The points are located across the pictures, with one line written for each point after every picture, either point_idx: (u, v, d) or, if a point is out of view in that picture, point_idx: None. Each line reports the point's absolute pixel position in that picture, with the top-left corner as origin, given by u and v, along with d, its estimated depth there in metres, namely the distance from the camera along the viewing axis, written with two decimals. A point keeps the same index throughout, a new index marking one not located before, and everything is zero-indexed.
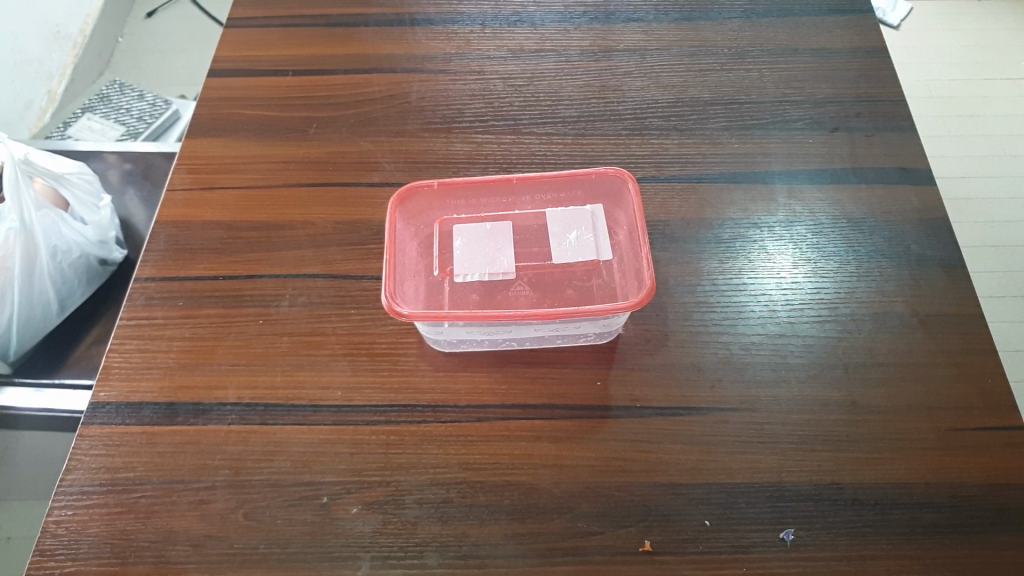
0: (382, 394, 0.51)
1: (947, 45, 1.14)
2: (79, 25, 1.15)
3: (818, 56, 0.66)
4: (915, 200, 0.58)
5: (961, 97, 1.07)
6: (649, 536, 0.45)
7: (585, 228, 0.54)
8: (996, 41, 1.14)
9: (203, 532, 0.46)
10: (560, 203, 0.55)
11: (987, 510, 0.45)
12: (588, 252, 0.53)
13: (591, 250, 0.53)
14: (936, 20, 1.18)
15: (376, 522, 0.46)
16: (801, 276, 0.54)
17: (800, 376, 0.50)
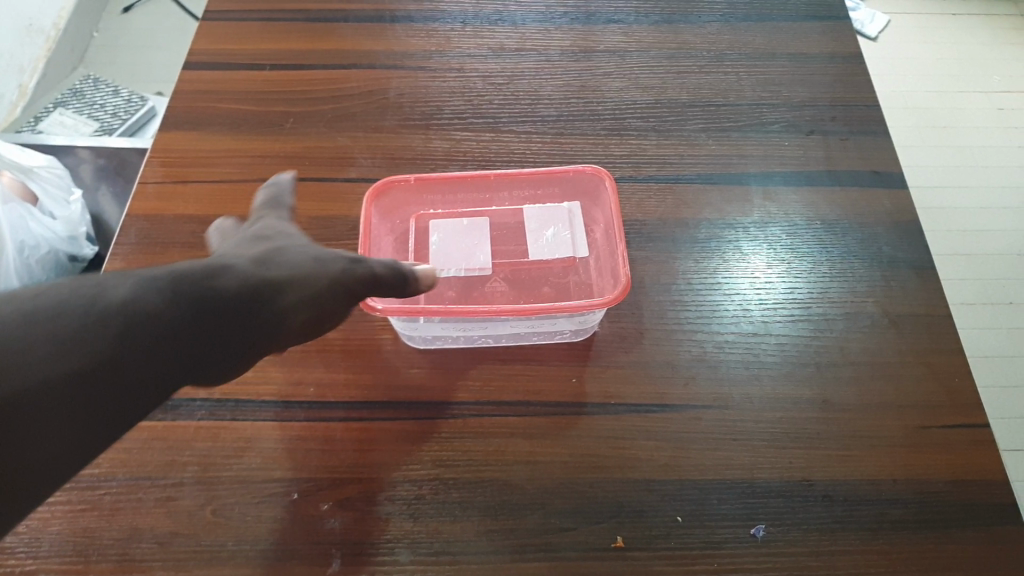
0: (356, 390, 0.50)
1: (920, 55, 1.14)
2: (53, 18, 1.11)
3: (795, 61, 0.67)
4: (888, 203, 0.58)
5: None
6: (622, 532, 0.45)
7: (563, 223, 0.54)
8: None
9: (169, 529, 0.45)
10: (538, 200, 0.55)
11: (953, 506, 0.45)
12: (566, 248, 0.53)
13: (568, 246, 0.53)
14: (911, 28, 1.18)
15: (346, 517, 0.46)
16: (775, 276, 0.55)
17: (773, 374, 0.50)
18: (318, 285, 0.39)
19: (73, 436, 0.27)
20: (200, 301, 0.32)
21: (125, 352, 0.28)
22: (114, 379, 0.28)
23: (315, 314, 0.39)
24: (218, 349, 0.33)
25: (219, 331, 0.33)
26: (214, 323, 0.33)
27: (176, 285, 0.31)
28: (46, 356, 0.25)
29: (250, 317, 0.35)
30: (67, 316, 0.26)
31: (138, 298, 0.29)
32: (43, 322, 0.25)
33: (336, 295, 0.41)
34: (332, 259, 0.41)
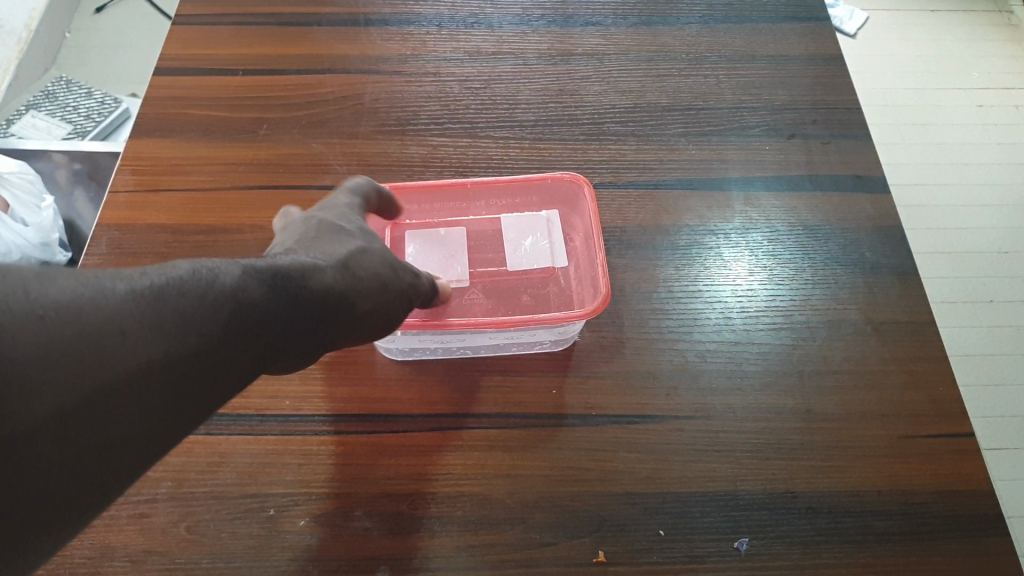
0: (332, 403, 0.49)
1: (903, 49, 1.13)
2: (23, 20, 1.09)
3: (774, 63, 0.66)
4: (869, 208, 0.58)
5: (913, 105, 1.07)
6: (603, 547, 0.44)
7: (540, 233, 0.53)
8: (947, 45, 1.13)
9: (143, 547, 0.45)
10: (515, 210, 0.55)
11: (936, 516, 0.45)
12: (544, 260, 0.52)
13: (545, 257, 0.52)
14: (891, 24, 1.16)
15: (323, 534, 0.45)
16: (756, 283, 0.54)
17: (756, 384, 0.50)
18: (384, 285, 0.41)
19: (179, 409, 0.28)
20: (286, 291, 0.33)
21: (224, 337, 0.29)
22: (211, 366, 0.29)
23: (382, 314, 0.41)
24: (304, 337, 0.34)
25: (305, 319, 0.34)
26: (302, 311, 0.34)
27: (265, 274, 0.33)
28: (154, 334, 0.26)
29: (331, 309, 0.36)
30: (171, 305, 0.27)
31: (234, 285, 0.31)
32: (151, 308, 0.27)
33: (396, 303, 0.42)
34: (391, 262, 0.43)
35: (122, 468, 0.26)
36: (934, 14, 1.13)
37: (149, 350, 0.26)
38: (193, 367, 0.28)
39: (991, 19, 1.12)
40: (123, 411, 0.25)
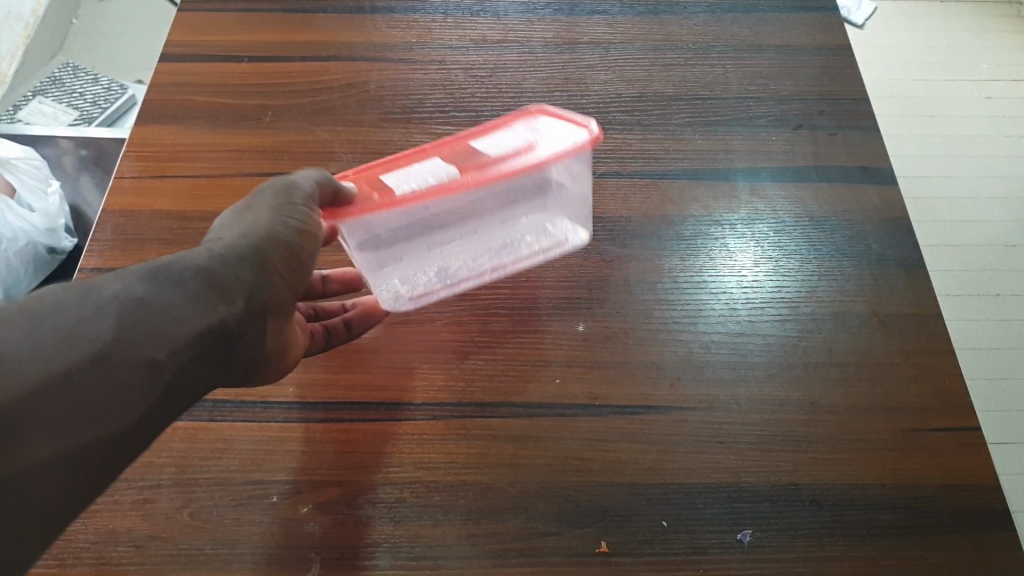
0: (336, 391, 0.49)
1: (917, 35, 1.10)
2: (32, 5, 1.09)
3: (782, 53, 0.66)
4: (876, 199, 0.58)
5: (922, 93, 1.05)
6: (606, 538, 0.44)
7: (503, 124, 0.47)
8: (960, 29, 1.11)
9: (146, 532, 0.45)
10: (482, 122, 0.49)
11: (940, 511, 0.45)
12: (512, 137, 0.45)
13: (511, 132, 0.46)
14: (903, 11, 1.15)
15: (326, 522, 0.45)
16: (762, 274, 0.54)
17: (760, 375, 0.50)
18: (282, 229, 0.39)
19: (100, 410, 0.29)
20: (195, 271, 0.35)
21: (121, 332, 0.30)
22: (134, 368, 0.30)
23: (295, 255, 0.39)
24: (224, 311, 0.35)
25: (228, 292, 0.35)
26: (228, 284, 0.36)
27: (163, 265, 0.34)
28: (34, 353, 0.28)
29: (245, 271, 0.37)
30: (54, 322, 0.29)
31: (126, 287, 0.32)
32: (31, 332, 0.28)
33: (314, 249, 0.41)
34: (281, 197, 0.40)
35: (54, 475, 0.28)
36: (943, 5, 1.13)
37: (52, 367, 0.28)
38: (106, 371, 0.30)
39: (1000, 11, 1.12)
40: (43, 427, 0.28)
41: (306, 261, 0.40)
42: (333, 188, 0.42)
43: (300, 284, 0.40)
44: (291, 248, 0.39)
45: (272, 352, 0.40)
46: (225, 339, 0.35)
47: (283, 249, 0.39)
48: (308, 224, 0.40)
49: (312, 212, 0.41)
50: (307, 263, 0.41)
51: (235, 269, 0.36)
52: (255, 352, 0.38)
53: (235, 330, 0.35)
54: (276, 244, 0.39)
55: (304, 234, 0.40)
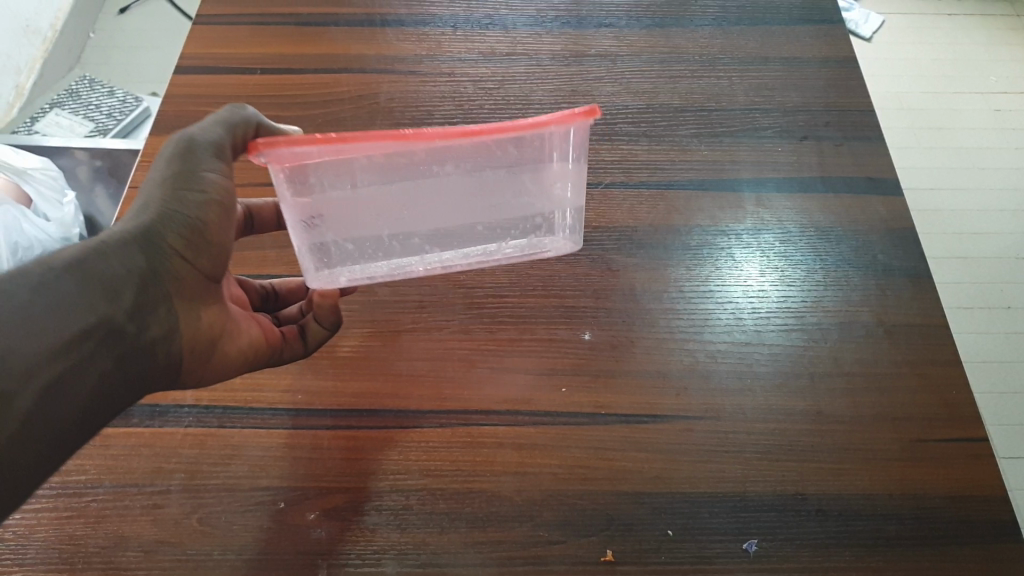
0: (344, 398, 0.50)
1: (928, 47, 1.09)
2: (50, 20, 1.09)
3: (788, 65, 0.66)
4: (882, 210, 0.58)
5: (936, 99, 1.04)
6: (611, 546, 0.44)
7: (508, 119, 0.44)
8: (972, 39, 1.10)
9: (155, 537, 0.45)
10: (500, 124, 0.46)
11: (948, 522, 0.45)
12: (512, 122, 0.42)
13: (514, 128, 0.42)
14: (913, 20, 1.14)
15: (333, 528, 0.45)
16: (768, 284, 0.54)
17: (766, 385, 0.50)
18: (173, 203, 0.39)
19: None
20: (56, 271, 0.35)
21: None
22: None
23: (194, 229, 0.39)
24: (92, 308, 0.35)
25: (112, 286, 0.36)
26: (109, 276, 0.36)
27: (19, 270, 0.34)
28: None
29: (131, 258, 0.37)
30: None
31: None
32: None
33: (224, 216, 0.41)
34: (168, 164, 0.40)
35: None
36: (951, 17, 1.13)
37: None
38: None
39: (1008, 23, 1.12)
40: None
41: (212, 228, 0.40)
42: (221, 141, 0.41)
43: (210, 257, 0.40)
44: (185, 222, 0.39)
45: (201, 334, 0.40)
46: (111, 333, 0.35)
47: (175, 225, 0.39)
48: (202, 189, 0.40)
49: (204, 173, 0.40)
50: (214, 229, 0.40)
51: (117, 260, 0.37)
52: (170, 339, 0.38)
53: (124, 322, 0.36)
54: (168, 222, 0.38)
55: (201, 202, 0.40)
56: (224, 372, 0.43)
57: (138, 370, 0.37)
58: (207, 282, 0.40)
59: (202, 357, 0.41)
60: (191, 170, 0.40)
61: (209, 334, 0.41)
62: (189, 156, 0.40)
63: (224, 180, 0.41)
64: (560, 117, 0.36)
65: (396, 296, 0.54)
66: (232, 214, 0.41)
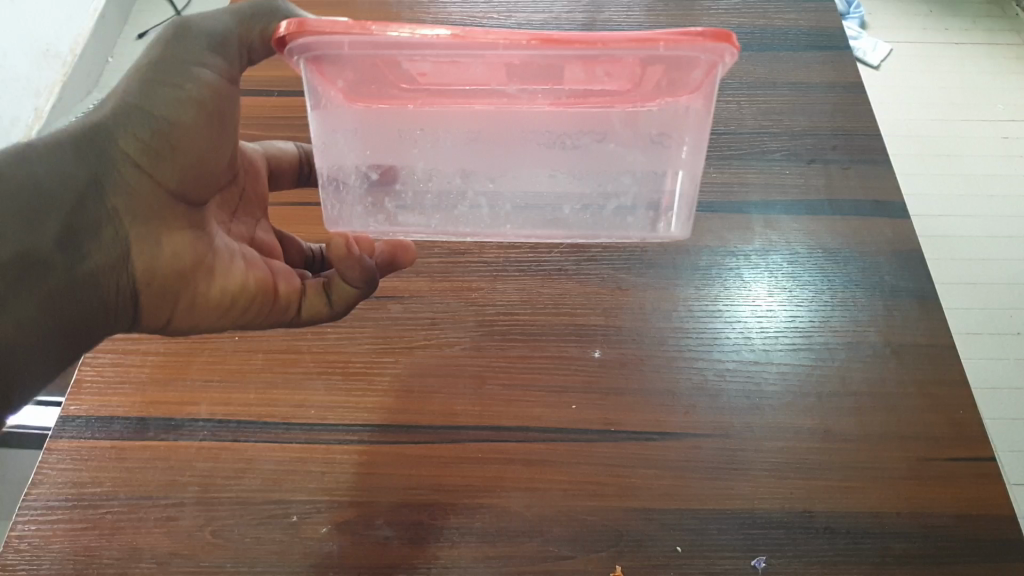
0: (357, 412, 0.50)
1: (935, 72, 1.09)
2: (69, 42, 1.10)
3: (796, 90, 0.67)
4: (889, 232, 0.59)
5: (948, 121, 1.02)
6: (620, 561, 0.45)
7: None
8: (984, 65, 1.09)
9: (169, 549, 0.46)
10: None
11: (955, 540, 0.45)
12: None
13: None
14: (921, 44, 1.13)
15: (344, 542, 0.46)
16: (776, 304, 0.55)
17: (775, 403, 0.50)
18: (145, 103, 0.39)
19: None
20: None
21: None
22: None
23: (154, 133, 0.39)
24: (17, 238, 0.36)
25: (49, 202, 0.37)
26: (50, 192, 0.37)
27: None
28: None
29: (74, 170, 0.38)
30: None
31: None
32: None
33: (200, 117, 0.40)
34: (156, 54, 0.40)
35: None
36: (958, 47, 1.12)
37: None
38: None
39: (1017, 53, 1.10)
40: None
41: (181, 134, 0.40)
42: (223, 34, 0.41)
43: (177, 169, 0.40)
44: (152, 126, 0.39)
45: (170, 265, 0.40)
46: (36, 262, 0.36)
47: (139, 129, 0.39)
48: (182, 85, 0.40)
49: (189, 68, 0.40)
50: (184, 134, 0.40)
51: (65, 174, 0.38)
52: (115, 269, 0.39)
53: (50, 251, 0.37)
54: (132, 128, 0.39)
55: (177, 100, 0.39)
56: (201, 311, 0.42)
57: (75, 300, 0.38)
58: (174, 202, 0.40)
59: (167, 290, 0.41)
60: (174, 63, 0.40)
61: (180, 266, 0.40)
62: (180, 47, 0.40)
63: (214, 77, 0.41)
64: (675, 35, 0.33)
65: (408, 313, 0.55)
66: (216, 120, 0.41)
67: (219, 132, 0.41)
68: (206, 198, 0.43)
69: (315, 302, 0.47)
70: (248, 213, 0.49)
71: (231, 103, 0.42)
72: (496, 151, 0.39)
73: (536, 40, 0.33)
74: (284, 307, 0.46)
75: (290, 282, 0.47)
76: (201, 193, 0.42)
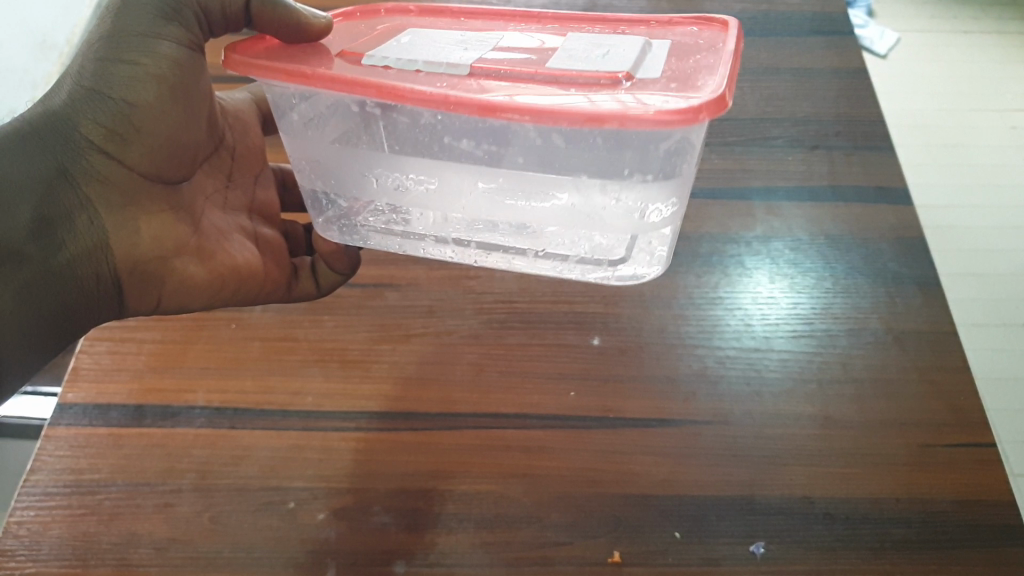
0: (354, 400, 0.50)
1: (944, 58, 1.07)
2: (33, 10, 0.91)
3: (799, 76, 0.67)
4: (892, 218, 0.58)
5: (957, 108, 0.99)
6: (619, 547, 0.44)
7: (647, 50, 0.39)
8: (992, 52, 1.08)
9: (167, 535, 0.45)
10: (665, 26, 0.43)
11: (955, 526, 0.44)
12: (627, 60, 0.37)
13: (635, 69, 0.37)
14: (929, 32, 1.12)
15: (341, 528, 0.45)
16: (778, 292, 0.55)
17: (775, 391, 0.50)
18: (102, 86, 0.40)
19: None
20: None
21: None
22: None
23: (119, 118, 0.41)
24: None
25: (20, 197, 0.38)
26: (17, 185, 0.39)
27: None
28: None
29: (41, 163, 0.40)
30: None
31: None
32: None
33: (164, 95, 0.42)
34: (106, 29, 0.41)
35: None
36: (966, 36, 1.11)
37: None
38: None
39: None
40: None
41: (144, 118, 0.41)
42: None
43: (144, 151, 0.42)
44: (113, 110, 0.41)
45: (148, 248, 0.43)
46: (13, 256, 0.37)
47: (100, 115, 0.41)
48: (140, 61, 0.41)
49: (144, 41, 0.41)
50: (148, 116, 0.41)
51: (30, 167, 0.39)
52: (92, 258, 0.41)
53: (25, 243, 0.38)
54: (92, 113, 0.40)
55: (138, 80, 0.41)
56: (184, 291, 0.46)
57: (58, 290, 0.39)
58: (145, 185, 0.43)
59: (148, 273, 0.44)
60: (125, 39, 0.40)
61: (157, 247, 0.43)
62: (131, 20, 0.40)
63: (174, 49, 0.42)
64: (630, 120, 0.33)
65: (405, 300, 0.55)
66: (177, 91, 0.42)
67: (180, 104, 0.43)
68: (177, 174, 0.45)
69: (307, 286, 0.53)
70: (249, 170, 0.53)
71: (191, 70, 0.43)
72: (453, 204, 0.41)
73: (480, 108, 0.34)
74: (274, 293, 0.51)
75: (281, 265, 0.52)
76: (170, 169, 0.44)
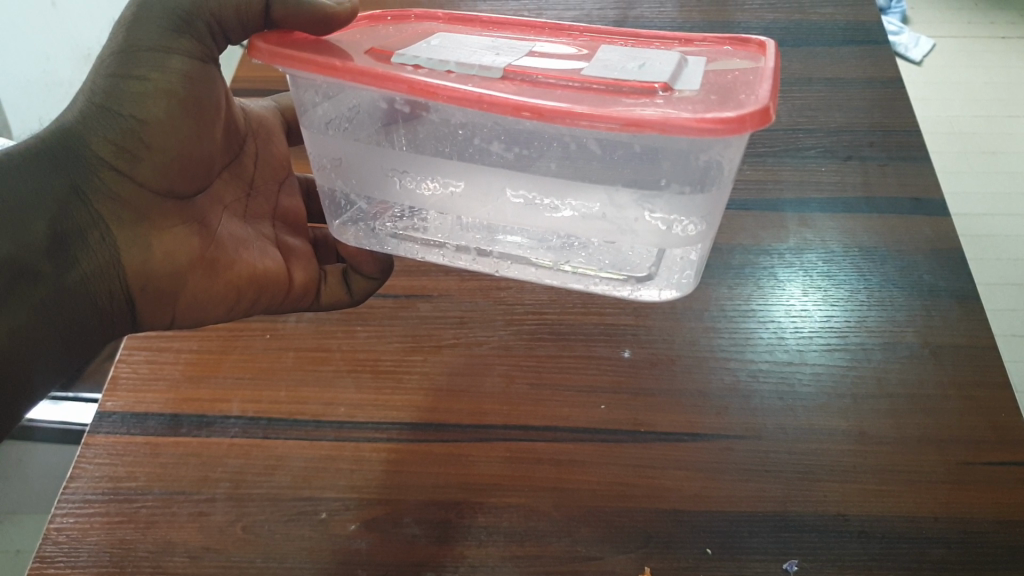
0: (385, 411, 0.51)
1: (982, 65, 1.05)
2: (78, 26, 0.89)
3: (832, 86, 0.67)
4: (928, 230, 0.57)
5: (996, 114, 0.97)
6: (649, 563, 0.44)
7: (682, 63, 0.38)
8: None
9: (201, 544, 0.46)
10: (699, 43, 0.42)
11: (995, 546, 0.43)
12: (665, 71, 0.36)
13: (676, 77, 0.36)
14: (967, 38, 1.10)
15: (372, 539, 0.45)
16: (811, 304, 0.54)
17: (808, 404, 0.49)
18: (113, 104, 0.41)
19: None
20: None
21: None
22: None
23: (132, 132, 0.42)
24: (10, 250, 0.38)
25: (35, 212, 0.40)
26: (31, 202, 0.40)
27: None
28: None
29: (58, 179, 0.41)
30: None
31: None
32: None
33: (177, 109, 0.42)
34: (118, 44, 0.41)
35: None
36: (1003, 41, 1.09)
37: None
38: None
39: None
40: None
41: (153, 136, 0.42)
42: (189, 10, 0.41)
43: (154, 166, 0.43)
44: (122, 127, 0.41)
45: (161, 265, 0.44)
46: (26, 270, 0.39)
47: (110, 132, 0.41)
48: (148, 77, 0.41)
49: (154, 57, 0.41)
50: (158, 131, 0.42)
51: (43, 184, 0.40)
52: (106, 273, 0.42)
53: (39, 259, 0.39)
54: (102, 130, 0.41)
55: (147, 96, 0.41)
56: (199, 304, 0.47)
57: (74, 305, 0.41)
58: (159, 201, 0.44)
59: (162, 289, 0.45)
60: (134, 54, 0.41)
61: (168, 262, 0.44)
62: (140, 33, 0.41)
63: (183, 62, 0.42)
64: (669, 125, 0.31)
65: (437, 312, 0.56)
66: (187, 105, 0.43)
67: (193, 118, 0.43)
68: (189, 188, 0.45)
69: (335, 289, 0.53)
70: (275, 178, 0.54)
71: (203, 82, 0.43)
72: (479, 203, 0.39)
73: (516, 108, 0.33)
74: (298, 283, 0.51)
75: (307, 272, 0.53)
76: (184, 184, 0.44)
